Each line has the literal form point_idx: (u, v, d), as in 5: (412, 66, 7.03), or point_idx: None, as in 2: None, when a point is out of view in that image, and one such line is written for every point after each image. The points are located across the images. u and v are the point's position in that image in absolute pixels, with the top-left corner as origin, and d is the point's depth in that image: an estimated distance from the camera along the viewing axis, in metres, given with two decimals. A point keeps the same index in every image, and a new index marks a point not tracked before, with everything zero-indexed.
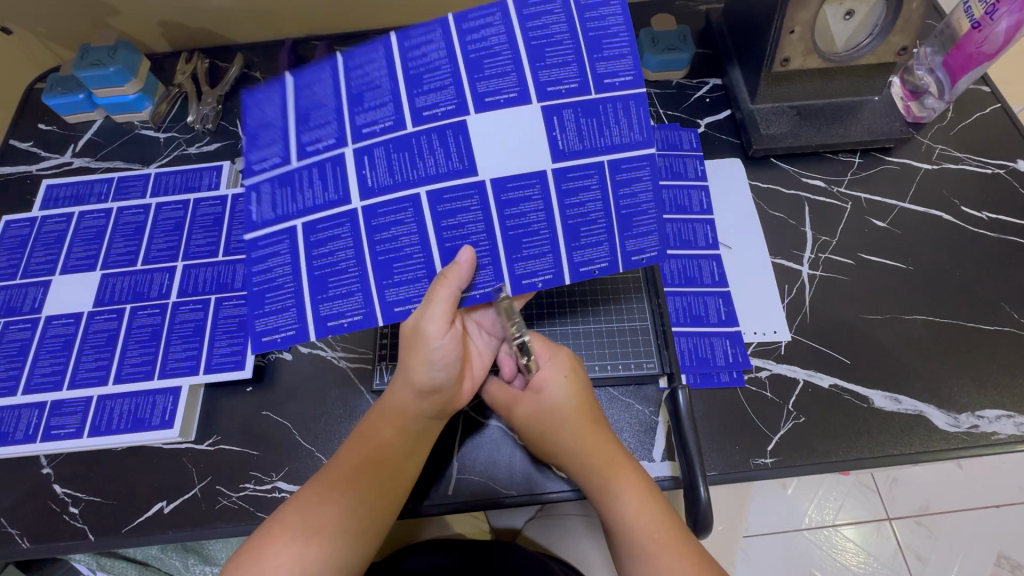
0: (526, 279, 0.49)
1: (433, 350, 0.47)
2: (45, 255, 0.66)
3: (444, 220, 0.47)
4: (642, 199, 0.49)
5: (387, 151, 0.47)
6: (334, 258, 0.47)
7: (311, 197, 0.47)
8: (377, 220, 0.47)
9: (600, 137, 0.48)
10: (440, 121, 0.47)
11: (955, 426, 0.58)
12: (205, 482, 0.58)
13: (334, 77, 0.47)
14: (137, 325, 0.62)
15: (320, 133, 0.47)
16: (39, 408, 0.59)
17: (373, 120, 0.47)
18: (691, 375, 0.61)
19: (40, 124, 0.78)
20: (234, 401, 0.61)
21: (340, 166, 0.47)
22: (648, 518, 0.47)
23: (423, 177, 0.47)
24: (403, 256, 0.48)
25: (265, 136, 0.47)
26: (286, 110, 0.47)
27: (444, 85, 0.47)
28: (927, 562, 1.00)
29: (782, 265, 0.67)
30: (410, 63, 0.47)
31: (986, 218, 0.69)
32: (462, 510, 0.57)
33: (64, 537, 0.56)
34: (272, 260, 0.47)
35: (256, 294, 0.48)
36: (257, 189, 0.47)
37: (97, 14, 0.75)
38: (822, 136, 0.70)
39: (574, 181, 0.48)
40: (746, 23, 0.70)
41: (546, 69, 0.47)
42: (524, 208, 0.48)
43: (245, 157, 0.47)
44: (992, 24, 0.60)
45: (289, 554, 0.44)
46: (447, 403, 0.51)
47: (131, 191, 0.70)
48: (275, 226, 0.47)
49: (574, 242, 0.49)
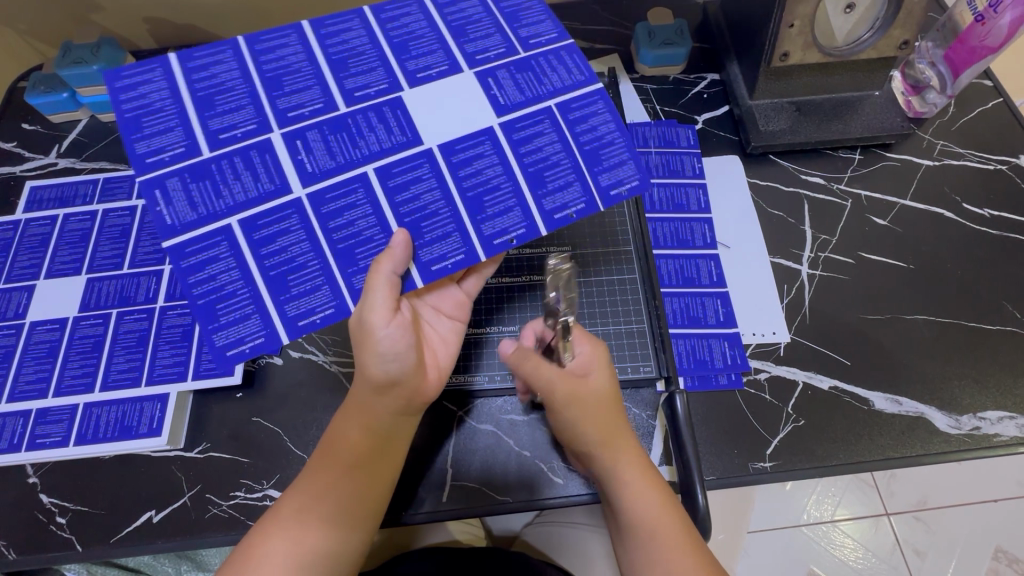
0: (497, 238, 0.46)
1: (380, 340, 0.45)
2: (29, 258, 0.65)
3: (397, 193, 0.46)
4: (602, 131, 0.49)
5: (323, 133, 0.47)
6: (288, 254, 0.45)
7: (241, 189, 0.45)
8: (328, 207, 0.46)
9: (539, 85, 0.50)
10: (375, 99, 0.48)
11: (957, 428, 0.58)
12: (195, 490, 0.56)
13: (238, 60, 0.48)
14: (124, 330, 0.61)
15: (235, 119, 0.46)
16: (24, 416, 0.58)
17: (299, 103, 0.47)
18: (689, 378, 0.60)
19: (24, 124, 0.76)
20: (223, 408, 0.60)
21: (269, 152, 0.46)
22: (663, 512, 0.47)
23: (367, 154, 0.47)
24: (363, 239, 0.45)
25: (154, 121, 0.45)
26: (182, 97, 0.46)
27: (371, 69, 0.49)
28: (924, 557, 1.00)
29: (781, 265, 0.66)
30: (331, 48, 0.50)
31: (988, 215, 0.68)
32: (456, 515, 0.56)
33: (50, 549, 0.55)
34: (214, 267, 0.44)
35: (204, 306, 0.43)
36: (163, 186, 0.44)
37: (81, 10, 0.73)
38: (822, 132, 0.69)
39: (526, 129, 0.49)
40: (745, 16, 0.68)
41: (472, 41, 0.51)
42: (478, 165, 0.47)
43: (131, 144, 0.44)
44: (996, 17, 0.58)
45: (276, 555, 0.44)
46: (413, 396, 0.49)
47: (118, 192, 0.69)
48: (207, 227, 0.44)
49: (541, 189, 0.47)
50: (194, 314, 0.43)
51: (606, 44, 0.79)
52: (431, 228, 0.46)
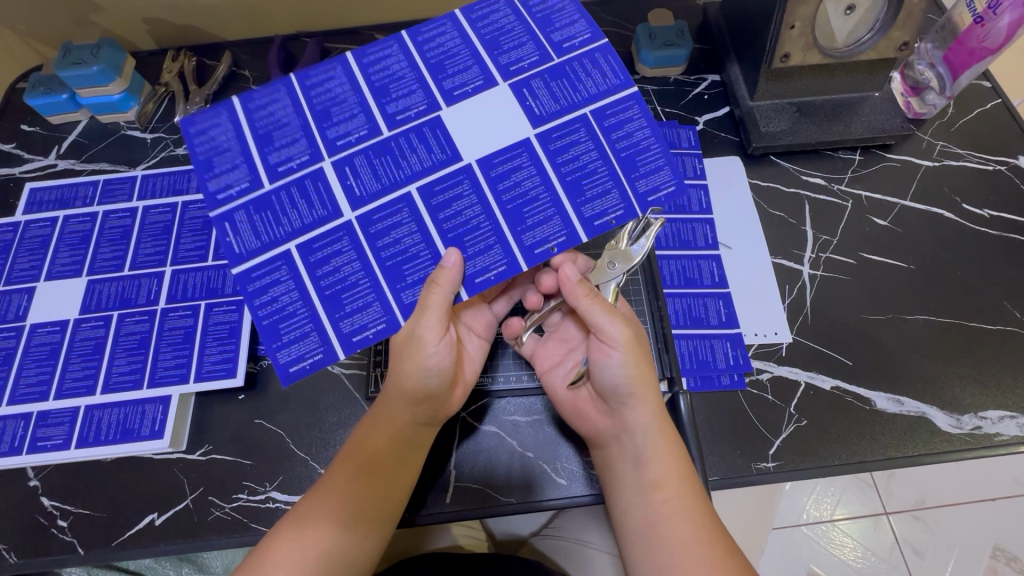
0: (538, 247, 0.46)
1: (427, 356, 0.48)
2: (29, 261, 0.65)
3: (440, 211, 0.47)
4: (638, 138, 0.48)
5: (370, 158, 0.47)
6: (341, 274, 0.46)
7: (298, 218, 0.46)
8: (376, 227, 0.46)
9: (574, 93, 0.49)
10: (417, 119, 0.48)
11: (958, 427, 0.58)
12: (197, 493, 0.56)
13: (291, 95, 0.48)
14: (126, 332, 0.61)
15: (291, 152, 0.46)
16: (25, 419, 0.57)
17: (347, 132, 0.47)
18: (692, 378, 0.60)
19: (22, 125, 0.76)
20: (226, 410, 0.60)
21: (322, 180, 0.46)
22: (686, 465, 0.49)
23: (410, 175, 0.47)
24: (411, 256, 0.46)
25: (222, 160, 0.46)
26: (244, 134, 0.46)
27: (412, 89, 0.49)
28: (923, 556, 1.00)
29: (782, 265, 0.66)
30: (372, 75, 0.49)
31: (988, 216, 0.68)
32: (462, 518, 0.56)
33: (52, 552, 0.54)
34: (276, 289, 0.45)
35: (267, 326, 0.45)
36: (231, 219, 0.45)
37: (80, 11, 0.73)
38: (822, 133, 0.70)
39: (560, 140, 0.48)
40: (745, 17, 0.68)
41: (506, 52, 0.50)
42: (516, 177, 0.47)
43: (202, 183, 0.45)
44: (995, 19, 0.58)
45: (291, 557, 0.43)
46: (438, 408, 0.52)
47: (118, 194, 0.69)
48: (269, 253, 0.45)
49: (579, 197, 0.47)
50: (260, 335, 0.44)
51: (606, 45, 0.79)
52: (474, 242, 0.47)
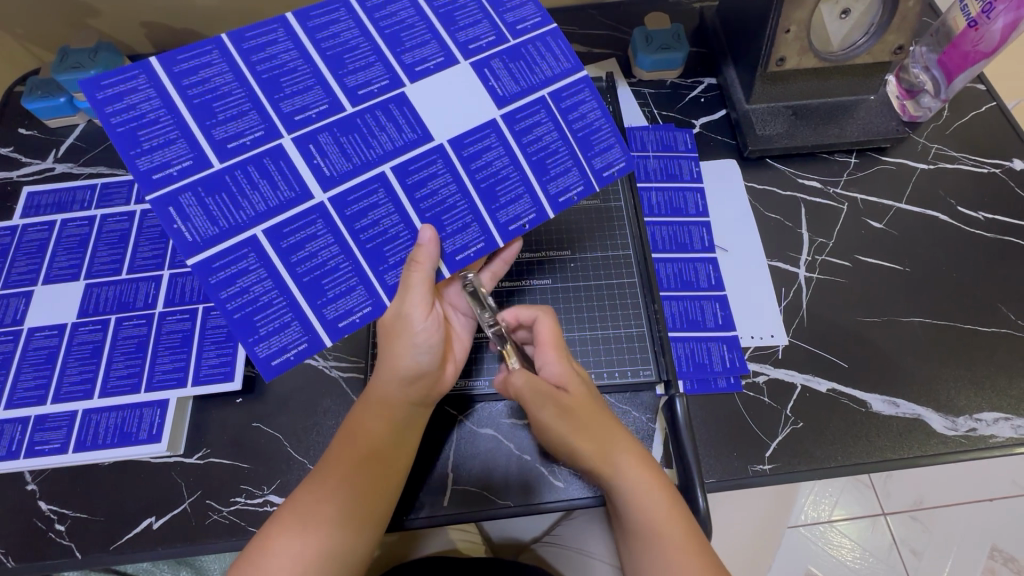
0: (512, 224, 0.50)
1: (416, 334, 0.48)
2: (27, 264, 0.65)
3: (417, 190, 0.48)
4: (592, 118, 0.53)
5: (334, 134, 0.47)
6: (319, 259, 0.45)
7: (260, 200, 0.44)
8: (350, 209, 0.46)
9: (532, 75, 0.52)
10: (379, 96, 0.48)
11: (954, 429, 0.58)
12: (195, 496, 0.56)
13: (228, 61, 0.45)
14: (123, 336, 0.61)
15: (240, 127, 0.45)
16: (22, 423, 0.57)
17: (305, 106, 0.46)
18: (688, 381, 0.60)
19: (21, 129, 0.76)
20: (224, 413, 0.60)
21: (282, 159, 0.45)
22: (667, 510, 0.47)
23: (381, 154, 0.47)
24: (391, 236, 0.47)
25: (151, 133, 0.43)
26: (177, 106, 0.44)
27: (370, 64, 0.48)
28: (921, 557, 1.01)
29: (778, 267, 0.67)
30: (322, 45, 0.48)
31: (983, 219, 0.69)
32: (458, 520, 0.56)
33: (49, 556, 0.54)
34: (247, 279, 0.44)
35: (241, 319, 0.44)
36: (177, 202, 0.43)
37: (78, 15, 0.73)
38: (818, 136, 0.70)
39: (525, 120, 0.51)
40: (740, 21, 0.69)
41: (462, 31, 0.51)
42: (487, 157, 0.50)
43: (133, 161, 0.42)
44: (989, 23, 0.59)
45: (290, 551, 0.44)
46: (431, 388, 0.52)
47: (115, 197, 0.69)
48: (230, 241, 0.43)
49: (544, 175, 0.51)
50: (233, 329, 0.43)
51: (603, 49, 0.80)
52: (452, 221, 0.48)
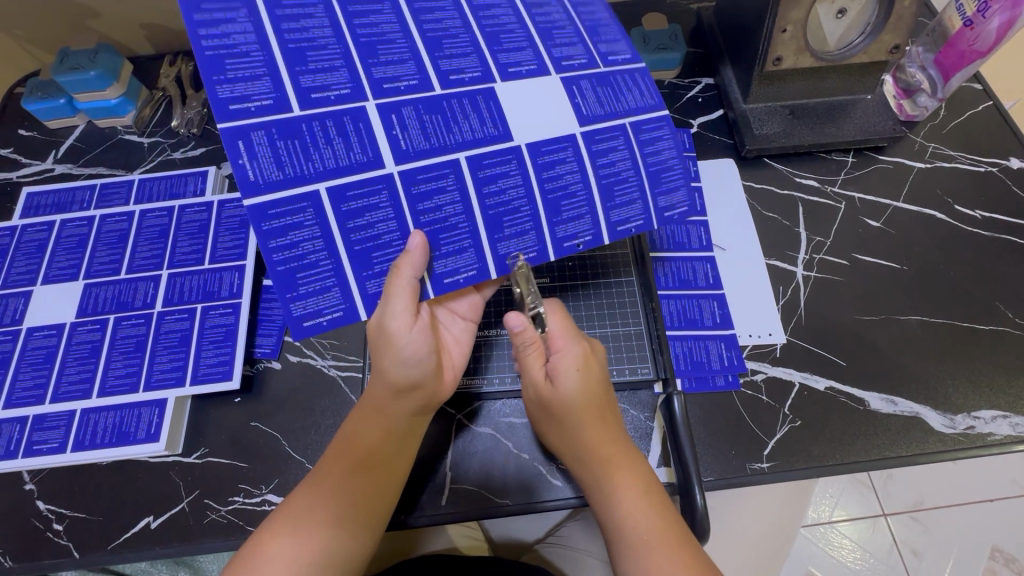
0: (567, 241, 0.49)
1: (402, 346, 0.47)
2: (25, 265, 0.65)
3: (486, 185, 0.46)
4: (666, 156, 0.51)
5: (418, 111, 0.45)
6: (375, 231, 0.44)
7: (331, 157, 0.42)
8: (418, 187, 0.45)
9: (618, 102, 0.51)
10: (468, 85, 0.47)
11: (952, 427, 0.58)
12: (193, 495, 0.56)
13: (331, 17, 0.44)
14: (122, 335, 0.61)
15: (328, 80, 0.43)
16: (20, 423, 0.57)
17: (396, 77, 0.45)
18: (686, 380, 0.60)
19: (20, 130, 0.76)
20: (223, 413, 0.60)
21: (362, 121, 0.43)
22: (641, 498, 0.49)
23: (459, 141, 0.46)
24: (449, 226, 0.46)
25: (237, 64, 0.41)
26: (270, 44, 0.41)
27: (467, 53, 0.48)
28: (922, 557, 1.00)
29: (777, 266, 0.67)
30: (425, 25, 0.47)
31: (980, 217, 0.69)
32: (455, 519, 0.56)
33: (48, 555, 0.54)
34: (298, 234, 0.42)
35: (284, 274, 0.42)
36: (247, 138, 0.40)
37: (77, 16, 0.74)
38: (815, 136, 0.70)
39: (602, 142, 0.49)
40: (737, 21, 0.69)
41: (558, 46, 0.51)
42: (559, 169, 0.48)
43: (212, 86, 0.40)
44: (985, 22, 0.59)
45: (286, 554, 0.44)
46: (430, 397, 0.51)
47: (115, 198, 0.69)
48: (291, 190, 0.41)
49: (609, 201, 0.50)
50: (273, 281, 0.41)
51: None
52: (513, 224, 0.47)
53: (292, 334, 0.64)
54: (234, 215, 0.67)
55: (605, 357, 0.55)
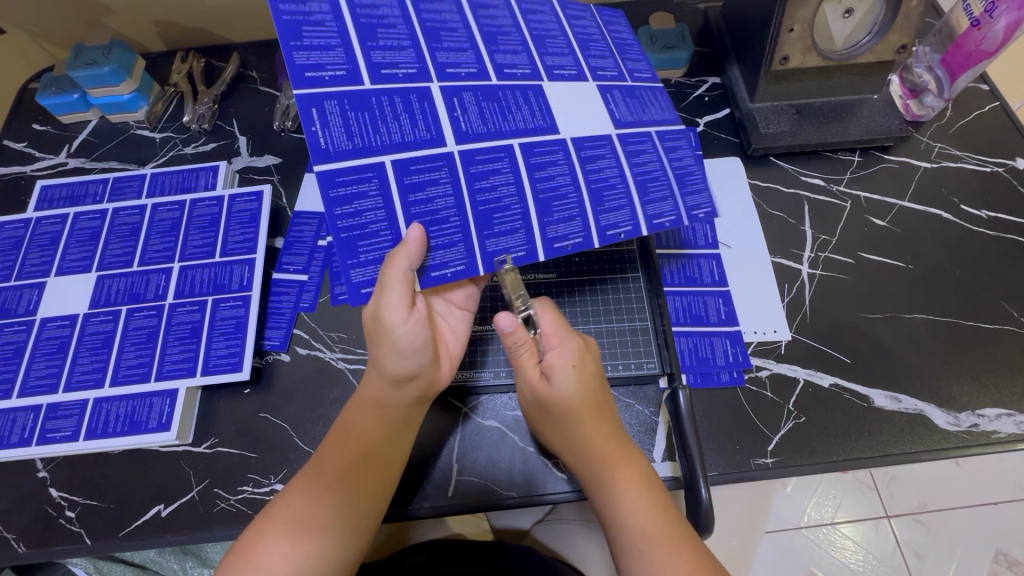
0: (610, 230, 0.48)
1: (399, 338, 0.47)
2: (40, 257, 0.66)
3: (536, 171, 0.48)
4: (681, 159, 0.53)
5: (477, 97, 0.48)
6: (433, 206, 0.45)
7: (397, 131, 0.44)
8: (475, 168, 0.46)
9: (642, 113, 0.54)
10: (521, 80, 0.50)
11: (956, 425, 0.58)
12: (203, 485, 0.57)
13: (400, 3, 0.48)
14: (134, 326, 0.62)
15: (396, 58, 0.46)
16: (34, 411, 0.58)
17: (457, 62, 0.48)
18: (691, 375, 0.61)
19: (34, 125, 0.77)
20: (232, 403, 0.61)
21: (427, 101, 0.46)
22: (645, 497, 0.49)
23: (514, 128, 0.48)
24: (503, 207, 0.47)
25: (313, 33, 0.43)
26: (344, 20, 0.45)
27: (518, 51, 0.51)
28: (925, 559, 1.00)
29: (782, 264, 0.67)
30: (482, 20, 0.51)
31: (986, 217, 0.69)
32: (459, 511, 0.57)
33: (60, 542, 0.55)
34: (362, 203, 0.43)
35: (346, 240, 0.43)
36: (320, 106, 0.42)
37: (91, 12, 0.75)
38: (820, 135, 0.70)
39: (636, 145, 0.52)
40: (744, 20, 0.70)
41: (550, 55, 0.52)
42: (600, 163, 0.50)
43: (289, 53, 0.42)
44: (991, 22, 0.60)
45: (281, 552, 0.44)
46: (427, 387, 0.51)
47: (127, 192, 0.70)
48: (360, 160, 0.43)
49: (646, 196, 0.50)
50: (336, 246, 0.42)
51: None
52: (561, 209, 0.48)
53: (301, 327, 0.64)
54: (245, 209, 0.68)
55: (600, 353, 0.54)
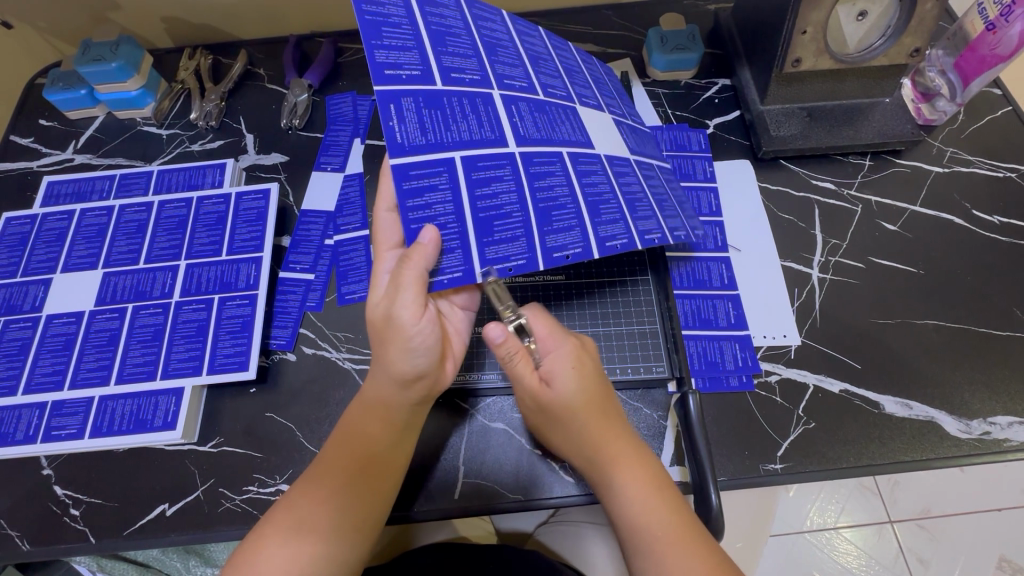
0: (649, 235, 0.50)
1: (411, 337, 0.46)
2: (45, 253, 0.66)
3: (584, 178, 0.50)
4: None
5: (530, 107, 0.50)
6: (498, 201, 0.45)
7: (466, 130, 0.45)
8: (535, 169, 0.47)
9: (650, 149, 0.59)
10: (560, 100, 0.53)
11: (968, 432, 0.58)
12: (208, 484, 0.57)
13: (462, 17, 0.50)
14: (140, 324, 0.61)
15: (462, 65, 0.48)
16: (39, 408, 0.58)
17: (511, 75, 0.50)
18: (701, 379, 0.60)
19: (40, 120, 0.77)
20: (238, 402, 0.60)
21: (490, 106, 0.48)
22: (654, 496, 0.47)
23: (563, 139, 0.51)
24: (560, 205, 0.48)
25: (391, 34, 0.44)
26: (417, 25, 0.46)
27: (555, 76, 0.55)
28: (928, 565, 1.00)
29: (792, 267, 0.67)
30: (528, 45, 0.54)
31: (998, 222, 0.68)
32: (464, 514, 0.56)
33: (64, 539, 0.55)
34: (433, 196, 0.43)
35: (415, 232, 0.42)
36: (397, 102, 0.43)
37: (98, 7, 0.75)
38: (832, 138, 0.70)
39: (647, 170, 0.57)
40: (755, 21, 0.69)
41: (579, 86, 0.56)
42: (630, 179, 0.53)
43: (371, 51, 0.43)
44: (1007, 26, 0.59)
45: (284, 554, 0.44)
46: (432, 387, 0.50)
47: (134, 188, 0.70)
48: (432, 155, 0.43)
49: (667, 212, 0.53)
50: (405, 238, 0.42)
51: (617, 49, 0.80)
52: (608, 211, 0.49)
53: (308, 326, 0.64)
54: (252, 207, 0.68)
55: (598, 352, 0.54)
